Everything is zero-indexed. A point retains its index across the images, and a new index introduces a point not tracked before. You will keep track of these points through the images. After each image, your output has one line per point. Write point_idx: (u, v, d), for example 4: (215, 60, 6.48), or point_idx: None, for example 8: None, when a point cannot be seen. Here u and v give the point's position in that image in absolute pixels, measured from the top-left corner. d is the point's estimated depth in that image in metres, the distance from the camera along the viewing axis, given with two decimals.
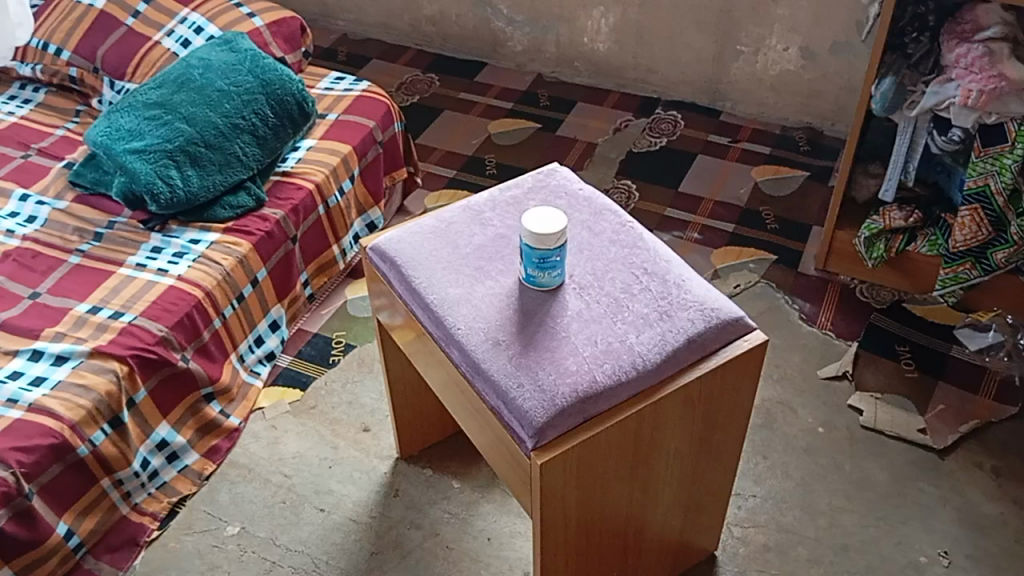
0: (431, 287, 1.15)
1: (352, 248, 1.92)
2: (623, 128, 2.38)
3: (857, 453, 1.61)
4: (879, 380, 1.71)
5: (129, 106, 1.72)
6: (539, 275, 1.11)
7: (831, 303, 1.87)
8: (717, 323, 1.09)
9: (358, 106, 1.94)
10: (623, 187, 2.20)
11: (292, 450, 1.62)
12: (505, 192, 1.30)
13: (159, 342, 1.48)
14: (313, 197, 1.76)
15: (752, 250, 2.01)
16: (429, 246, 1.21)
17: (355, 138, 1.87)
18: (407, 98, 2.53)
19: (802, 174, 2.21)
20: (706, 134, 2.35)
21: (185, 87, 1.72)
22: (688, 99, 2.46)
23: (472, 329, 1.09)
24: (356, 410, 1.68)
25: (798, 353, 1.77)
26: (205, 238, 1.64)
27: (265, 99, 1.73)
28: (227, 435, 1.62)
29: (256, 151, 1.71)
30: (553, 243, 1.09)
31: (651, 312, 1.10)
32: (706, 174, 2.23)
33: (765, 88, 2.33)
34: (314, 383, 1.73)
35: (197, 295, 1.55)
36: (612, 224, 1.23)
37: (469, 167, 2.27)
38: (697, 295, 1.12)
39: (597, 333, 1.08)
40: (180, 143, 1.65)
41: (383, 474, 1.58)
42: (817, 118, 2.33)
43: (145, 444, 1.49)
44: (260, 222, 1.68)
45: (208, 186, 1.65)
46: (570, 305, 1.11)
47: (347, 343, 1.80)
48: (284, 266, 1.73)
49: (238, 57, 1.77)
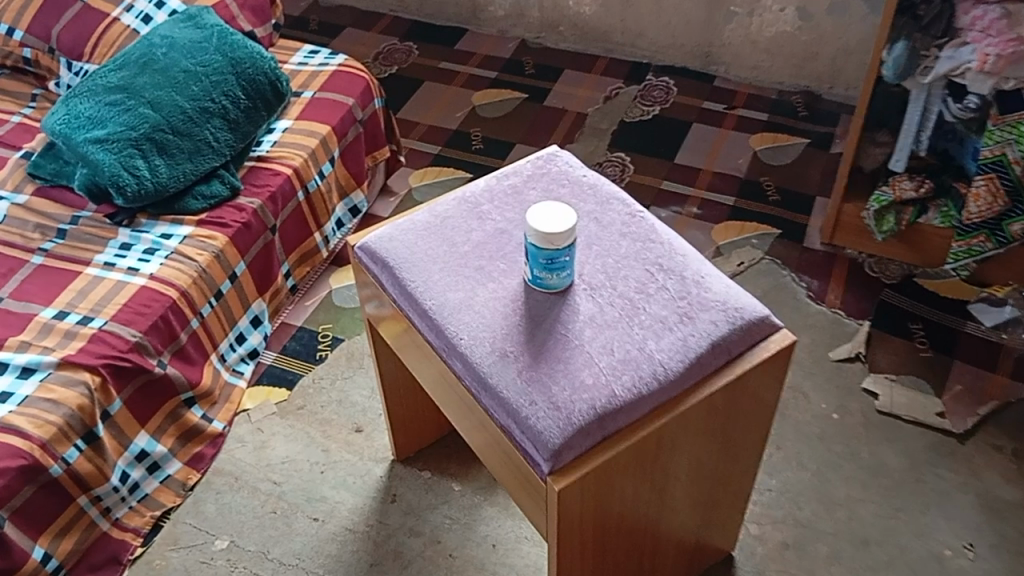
0: (429, 292, 1.05)
1: (335, 235, 1.82)
2: (613, 97, 2.27)
3: (873, 439, 1.54)
4: (892, 360, 1.65)
5: (87, 90, 1.58)
6: (546, 277, 1.02)
7: (839, 280, 1.80)
8: (741, 324, 1.00)
9: (335, 82, 1.82)
10: (617, 160, 2.10)
11: (280, 455, 1.53)
12: (503, 180, 1.20)
13: (133, 349, 1.37)
14: (292, 183, 1.65)
15: (754, 225, 1.93)
16: (423, 245, 1.11)
17: (334, 117, 1.76)
18: (385, 69, 2.40)
19: (802, 141, 2.12)
20: (700, 101, 2.25)
21: (148, 69, 1.59)
22: (679, 63, 2.35)
23: (476, 339, 0.99)
24: (347, 410, 1.59)
25: (808, 334, 1.70)
26: (177, 232, 1.53)
27: (235, 79, 1.61)
28: (211, 441, 1.53)
29: (228, 135, 1.58)
30: (563, 242, 0.99)
31: (670, 314, 1.01)
32: (702, 143, 2.13)
33: (759, 51, 2.23)
34: (301, 381, 1.64)
35: (172, 295, 1.44)
36: (621, 215, 1.14)
37: (454, 142, 2.16)
38: (718, 292, 1.04)
39: (612, 339, 0.99)
40: (146, 130, 1.53)
41: (379, 478, 1.50)
42: (814, 81, 2.23)
43: (122, 457, 1.39)
44: (236, 213, 1.56)
45: (178, 176, 1.53)
46: (581, 309, 1.02)
47: (334, 337, 1.71)
48: (264, 258, 1.63)
49: (204, 34, 1.63)
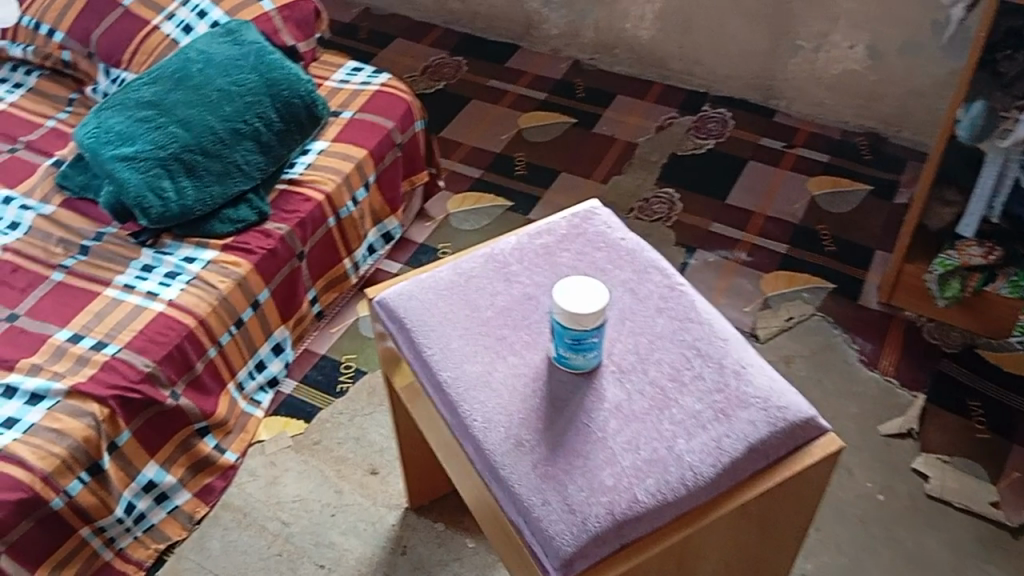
0: (445, 362, 0.98)
1: (366, 261, 1.76)
2: (665, 127, 2.18)
3: (918, 526, 1.44)
4: (946, 440, 1.54)
5: (119, 104, 1.54)
6: (572, 357, 0.94)
7: (894, 346, 1.69)
8: (783, 427, 0.91)
9: (375, 103, 1.76)
10: (665, 196, 2.00)
11: (291, 493, 1.47)
12: (536, 238, 1.12)
13: (145, 379, 1.32)
14: (323, 209, 1.59)
15: (806, 277, 1.82)
16: (443, 307, 1.04)
17: (371, 140, 1.69)
18: (432, 84, 2.33)
19: (864, 188, 2.00)
20: (757, 136, 2.14)
21: (182, 85, 1.54)
22: (738, 94, 2.24)
23: (490, 421, 0.92)
24: (364, 449, 1.52)
25: (856, 403, 1.60)
26: (201, 256, 1.47)
27: (270, 102, 1.56)
28: (222, 473, 1.48)
29: (259, 158, 1.53)
30: (592, 323, 0.91)
31: (704, 409, 0.93)
32: (757, 183, 2.03)
33: (824, 88, 2.11)
34: (319, 415, 1.57)
35: (189, 324, 1.39)
36: (659, 287, 1.05)
37: (497, 166, 2.08)
38: (759, 387, 0.95)
39: (639, 433, 0.91)
40: (175, 150, 1.48)
41: (390, 527, 1.42)
42: (880, 123, 2.11)
43: (129, 487, 1.34)
44: (263, 239, 1.50)
45: (205, 199, 1.48)
46: (606, 395, 0.94)
47: (356, 369, 1.64)
48: (289, 285, 1.57)
49: (241, 51, 1.59)
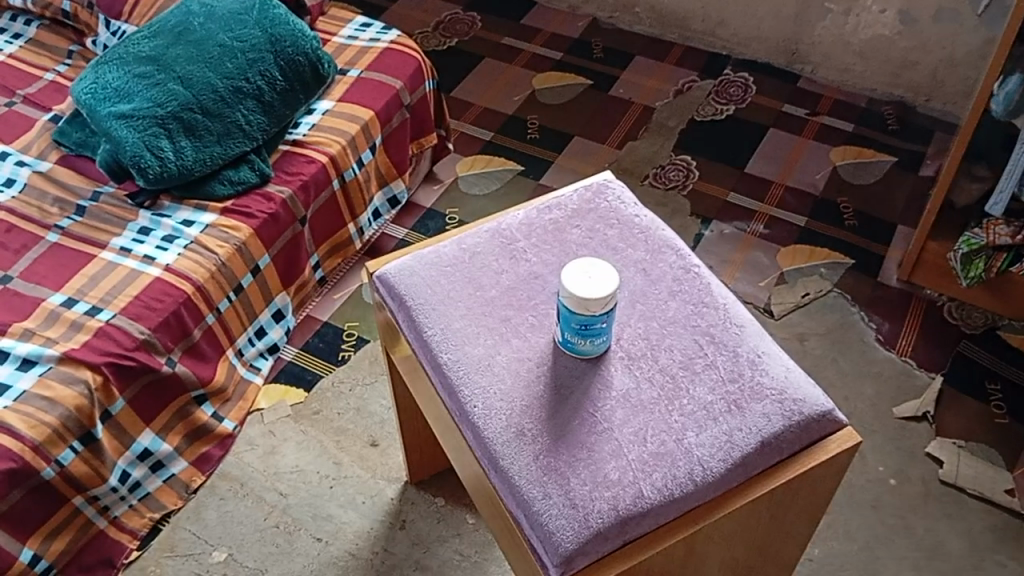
0: (445, 344, 0.94)
1: (370, 225, 1.72)
2: (685, 91, 2.10)
3: (932, 513, 1.40)
4: (963, 425, 1.50)
5: (118, 58, 1.48)
6: (578, 342, 0.89)
7: (913, 326, 1.64)
8: (798, 421, 0.87)
9: (384, 61, 1.69)
10: (681, 163, 1.94)
11: (289, 464, 1.45)
12: (546, 213, 1.07)
13: (139, 347, 1.29)
14: (326, 172, 1.54)
15: (825, 251, 1.76)
16: (446, 284, 0.99)
17: (378, 101, 1.63)
18: (444, 41, 2.26)
19: (889, 159, 1.93)
20: (780, 103, 2.07)
21: (182, 40, 1.49)
22: (762, 58, 2.16)
23: (490, 408, 0.88)
24: (365, 420, 1.50)
25: (872, 385, 1.56)
26: (200, 220, 1.43)
27: (273, 59, 1.49)
28: (220, 442, 1.45)
29: (261, 119, 1.48)
30: (600, 309, 0.86)
31: (716, 400, 0.88)
32: (778, 152, 1.96)
33: (852, 54, 2.02)
34: (318, 384, 1.54)
35: (186, 290, 1.35)
36: (673, 269, 1.00)
37: (509, 129, 2.02)
38: (775, 378, 0.90)
39: (646, 424, 0.86)
40: (173, 108, 1.43)
41: (389, 501, 1.40)
42: (909, 92, 2.03)
43: (123, 456, 1.31)
44: (264, 203, 1.46)
45: (204, 160, 1.43)
46: (613, 383, 0.90)
47: (358, 337, 1.61)
48: (291, 250, 1.53)
49: (245, 5, 1.53)
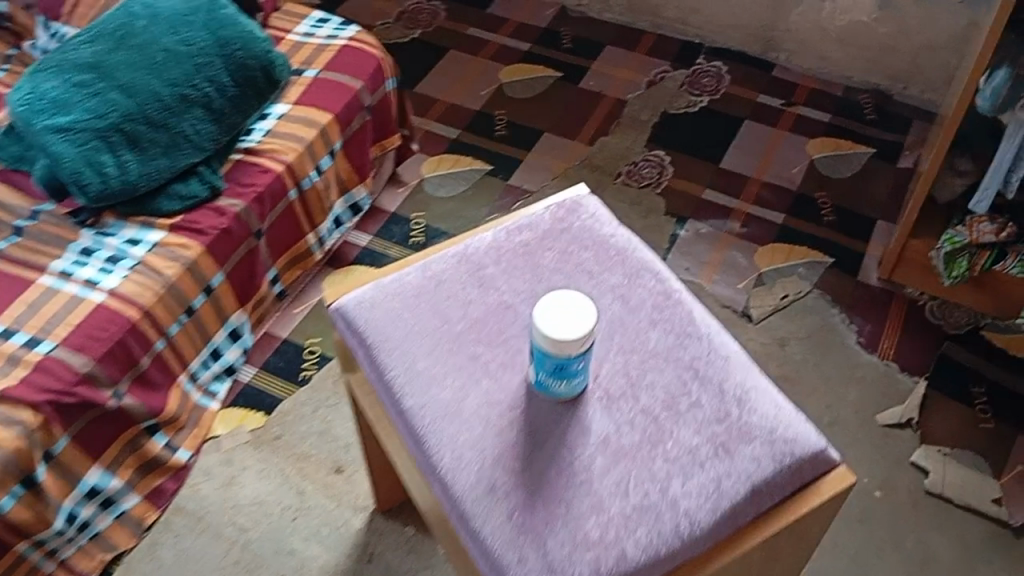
0: (410, 387, 0.86)
1: (331, 235, 1.64)
2: (657, 81, 2.03)
3: (919, 525, 1.35)
4: (949, 430, 1.45)
5: (55, 65, 1.38)
6: (554, 384, 0.82)
7: (895, 326, 1.59)
8: (790, 465, 0.81)
9: (342, 60, 1.60)
10: (654, 159, 1.87)
11: (250, 495, 1.38)
12: (515, 234, 1.00)
13: (82, 381, 1.21)
14: (282, 181, 1.45)
15: (803, 250, 1.71)
16: (409, 318, 0.92)
17: (337, 103, 1.55)
18: (407, 32, 2.16)
19: (866, 150, 1.88)
20: (755, 93, 2.00)
21: (124, 44, 1.39)
22: (736, 46, 2.09)
23: (460, 460, 0.81)
24: (328, 445, 1.43)
25: (854, 391, 1.51)
26: (146, 239, 1.34)
27: (222, 63, 1.40)
28: (174, 474, 1.38)
29: (210, 128, 1.39)
30: (576, 350, 0.80)
31: (702, 443, 0.82)
32: (754, 145, 1.90)
33: (829, 40, 1.96)
34: (280, 407, 1.47)
35: (132, 317, 1.27)
36: (653, 295, 0.94)
37: (476, 125, 1.94)
38: (765, 416, 0.84)
39: (628, 473, 0.80)
40: (115, 119, 1.33)
41: (356, 532, 1.33)
42: (886, 80, 1.97)
43: (70, 496, 1.23)
44: (215, 217, 1.37)
45: (150, 174, 1.34)
46: (591, 428, 0.83)
47: (320, 356, 1.53)
48: (247, 266, 1.44)
49: (191, 6, 1.43)
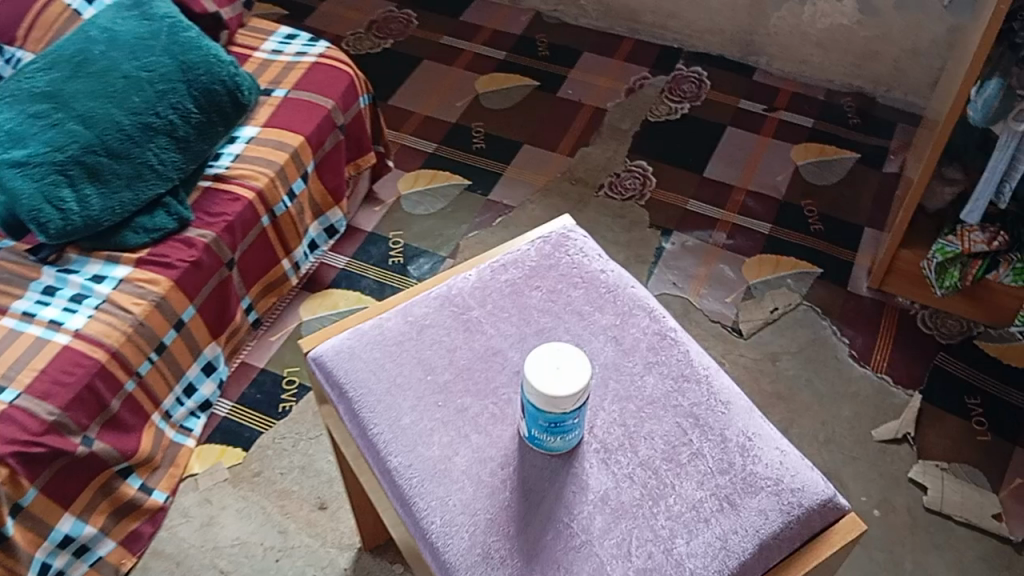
0: (395, 445, 0.82)
1: (306, 259, 1.58)
2: (637, 89, 1.98)
3: (920, 545, 1.32)
4: (946, 445, 1.43)
5: (11, 96, 1.32)
6: (547, 440, 0.78)
7: (888, 337, 1.56)
8: (798, 516, 0.78)
9: (312, 78, 1.54)
10: (637, 169, 1.83)
11: (230, 536, 1.32)
12: (500, 272, 0.95)
13: (49, 430, 1.14)
14: (253, 208, 1.39)
15: (791, 260, 1.68)
16: (392, 368, 0.87)
17: (309, 124, 1.49)
18: (379, 42, 2.10)
19: (851, 155, 1.85)
20: (736, 99, 1.96)
21: (82, 71, 1.33)
22: (715, 50, 2.05)
23: (451, 525, 0.77)
24: (311, 480, 1.37)
25: (849, 407, 1.48)
26: (112, 274, 1.28)
27: (186, 88, 1.35)
28: (150, 516, 1.32)
29: (175, 156, 1.33)
30: (571, 405, 0.75)
31: (706, 497, 0.78)
32: (737, 152, 1.86)
33: (810, 44, 1.93)
34: (258, 441, 1.42)
35: (99, 359, 1.21)
36: (647, 336, 0.89)
37: (453, 139, 1.88)
38: (769, 465, 0.80)
39: (629, 534, 0.76)
40: (74, 151, 1.27)
41: (342, 571, 1.28)
42: (868, 83, 1.94)
43: (41, 547, 1.17)
44: (184, 250, 1.31)
45: (113, 208, 1.28)
46: (588, 484, 0.79)
47: (299, 386, 1.48)
48: (219, 298, 1.38)
49: (151, 28, 1.37)
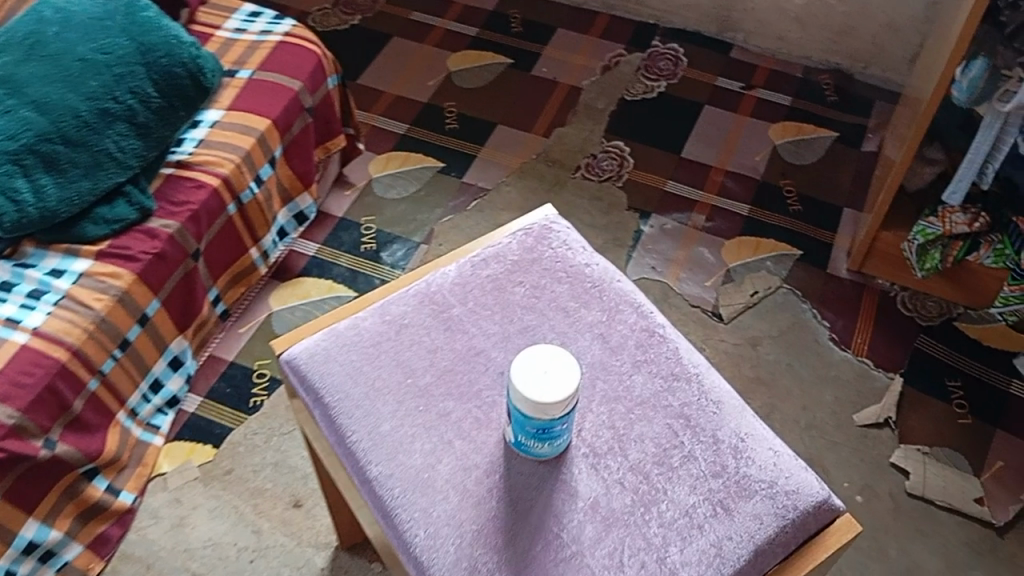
0: (374, 455, 0.79)
1: (275, 247, 1.53)
2: (612, 66, 1.94)
3: (902, 531, 1.32)
4: (927, 429, 1.42)
5: None
6: (536, 446, 0.75)
7: (868, 320, 1.55)
8: (794, 520, 0.75)
9: (278, 58, 1.48)
10: (613, 150, 1.79)
11: (202, 537, 1.28)
12: (481, 267, 0.91)
13: (10, 434, 1.09)
14: (219, 196, 1.34)
15: (771, 242, 1.66)
16: (370, 372, 0.83)
17: (275, 107, 1.43)
18: (346, 18, 2.03)
19: (830, 134, 1.82)
20: (713, 76, 1.93)
21: (35, 54, 1.26)
22: (691, 26, 2.01)
23: (435, 538, 0.74)
24: (285, 477, 1.33)
25: (831, 391, 1.46)
26: (71, 268, 1.22)
27: (145, 72, 1.29)
28: (118, 518, 1.27)
29: (136, 143, 1.27)
30: (559, 411, 0.73)
31: (699, 502, 0.76)
32: (715, 132, 1.83)
33: (788, 20, 1.89)
34: (229, 437, 1.37)
35: (60, 358, 1.15)
36: (635, 333, 0.87)
37: (424, 119, 1.83)
38: (764, 467, 0.78)
39: (620, 543, 0.74)
40: (28, 139, 1.21)
41: (319, 571, 1.24)
42: (846, 59, 1.91)
43: (4, 555, 1.13)
44: (146, 241, 1.26)
45: (71, 199, 1.22)
46: (578, 491, 0.76)
47: (271, 379, 1.43)
48: (185, 290, 1.33)
49: (107, 10, 1.31)
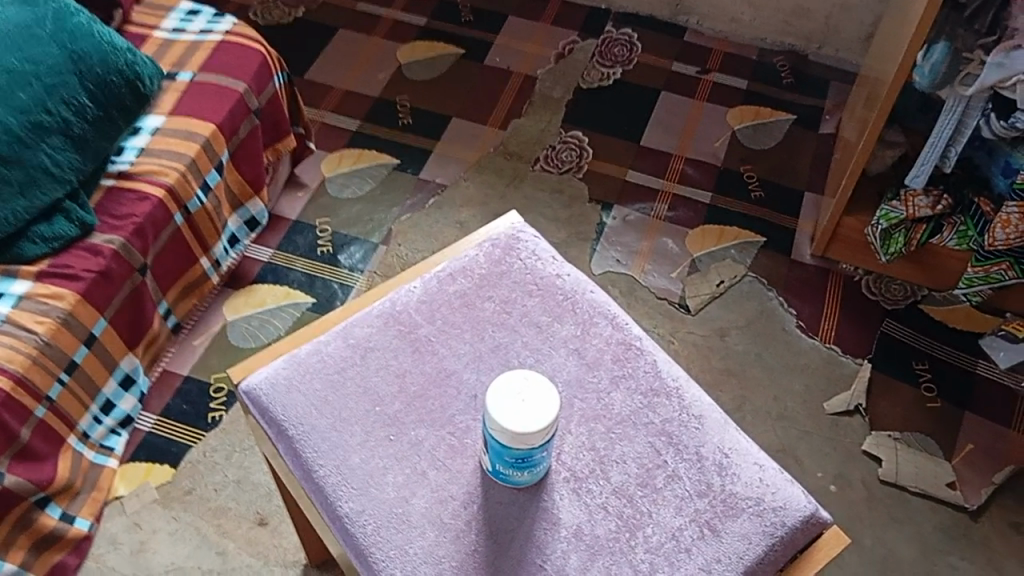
0: (351, 492, 0.78)
1: (227, 255, 1.47)
2: (567, 54, 1.90)
3: (877, 518, 1.32)
4: (897, 413, 1.42)
5: None
6: (514, 474, 0.75)
7: (834, 306, 1.54)
8: (783, 537, 0.76)
9: (220, 58, 1.41)
10: (572, 140, 1.75)
11: (164, 562, 1.23)
12: (447, 283, 0.91)
13: None
14: (164, 207, 1.27)
15: (734, 230, 1.64)
16: (343, 405, 0.82)
17: (219, 110, 1.36)
18: (289, 10, 1.96)
19: (787, 117, 1.81)
20: (669, 61, 1.90)
21: None
22: (644, 10, 1.98)
23: None
24: (248, 495, 1.29)
25: (800, 380, 1.45)
26: (9, 290, 1.15)
27: (78, 81, 1.21)
28: (74, 547, 1.21)
29: (72, 156, 1.20)
30: (539, 439, 0.72)
31: (685, 524, 0.76)
32: (673, 118, 1.80)
33: (741, 2, 1.87)
34: (188, 456, 1.32)
35: (3, 387, 1.09)
36: (611, 348, 0.87)
37: (377, 115, 1.78)
38: (750, 484, 0.79)
39: (607, 572, 0.74)
40: None
41: None
42: (801, 40, 1.90)
43: None
44: (89, 258, 1.19)
45: (4, 219, 1.15)
46: (561, 519, 0.77)
47: (229, 394, 1.38)
48: (133, 306, 1.27)
49: (36, 15, 1.23)
